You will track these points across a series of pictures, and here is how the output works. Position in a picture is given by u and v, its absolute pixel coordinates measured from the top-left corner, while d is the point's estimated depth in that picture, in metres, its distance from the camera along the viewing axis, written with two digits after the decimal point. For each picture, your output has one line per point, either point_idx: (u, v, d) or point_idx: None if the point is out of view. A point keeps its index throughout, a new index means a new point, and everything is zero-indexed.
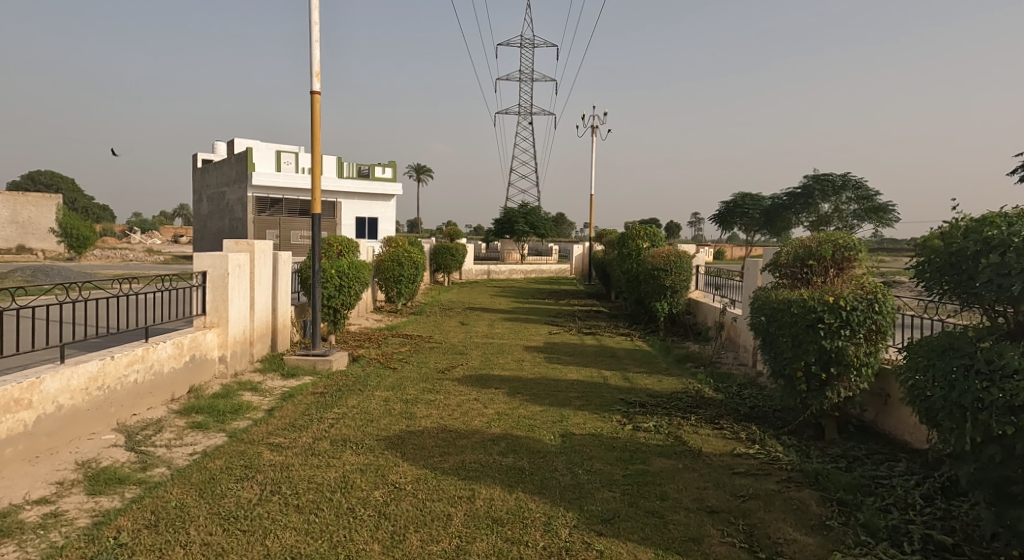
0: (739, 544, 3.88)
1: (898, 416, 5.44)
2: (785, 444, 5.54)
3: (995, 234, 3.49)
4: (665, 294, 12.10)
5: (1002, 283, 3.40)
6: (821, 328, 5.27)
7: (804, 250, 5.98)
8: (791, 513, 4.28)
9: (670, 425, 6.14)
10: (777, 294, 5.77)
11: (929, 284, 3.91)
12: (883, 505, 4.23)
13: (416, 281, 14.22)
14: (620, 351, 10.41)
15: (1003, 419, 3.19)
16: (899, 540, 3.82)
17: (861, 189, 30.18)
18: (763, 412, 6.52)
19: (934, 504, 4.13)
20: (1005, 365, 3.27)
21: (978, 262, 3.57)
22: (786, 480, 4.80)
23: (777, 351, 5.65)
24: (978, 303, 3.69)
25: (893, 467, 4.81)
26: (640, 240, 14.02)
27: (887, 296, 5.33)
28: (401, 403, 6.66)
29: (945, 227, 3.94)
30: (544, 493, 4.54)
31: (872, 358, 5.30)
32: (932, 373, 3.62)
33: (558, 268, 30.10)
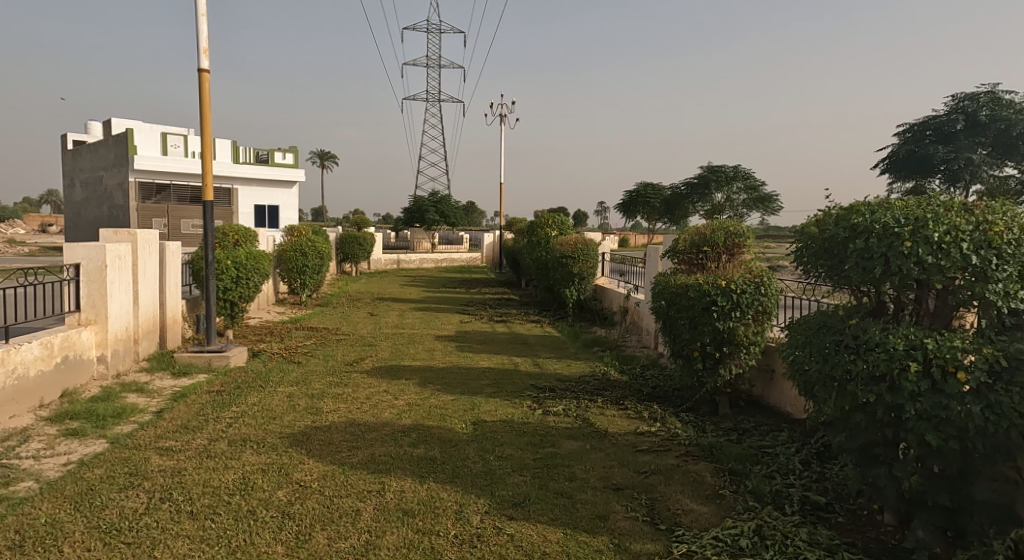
0: (642, 518, 4.02)
1: (782, 390, 5.82)
2: (683, 421, 5.80)
3: (861, 221, 3.77)
4: (573, 281, 12.35)
5: (866, 266, 3.69)
6: (714, 310, 5.55)
7: (699, 237, 6.25)
8: (689, 485, 4.48)
9: (579, 408, 6.28)
10: (675, 280, 5.99)
11: (806, 268, 4.18)
12: (768, 471, 4.52)
13: (320, 272, 13.77)
14: (530, 337, 10.53)
15: (867, 388, 3.48)
16: (781, 503, 4.10)
17: (751, 180, 31.99)
18: (663, 391, 6.80)
19: (811, 468, 4.48)
20: (868, 340, 3.55)
21: (847, 246, 3.84)
22: (684, 454, 5.02)
23: (675, 333, 5.90)
24: (847, 285, 3.98)
25: (777, 437, 5.15)
26: (548, 228, 14.21)
27: (772, 279, 5.67)
28: (306, 398, 6.44)
29: (820, 216, 4.21)
30: (455, 482, 4.52)
31: (759, 337, 5.63)
32: (809, 348, 3.89)
33: (469, 257, 30.07)
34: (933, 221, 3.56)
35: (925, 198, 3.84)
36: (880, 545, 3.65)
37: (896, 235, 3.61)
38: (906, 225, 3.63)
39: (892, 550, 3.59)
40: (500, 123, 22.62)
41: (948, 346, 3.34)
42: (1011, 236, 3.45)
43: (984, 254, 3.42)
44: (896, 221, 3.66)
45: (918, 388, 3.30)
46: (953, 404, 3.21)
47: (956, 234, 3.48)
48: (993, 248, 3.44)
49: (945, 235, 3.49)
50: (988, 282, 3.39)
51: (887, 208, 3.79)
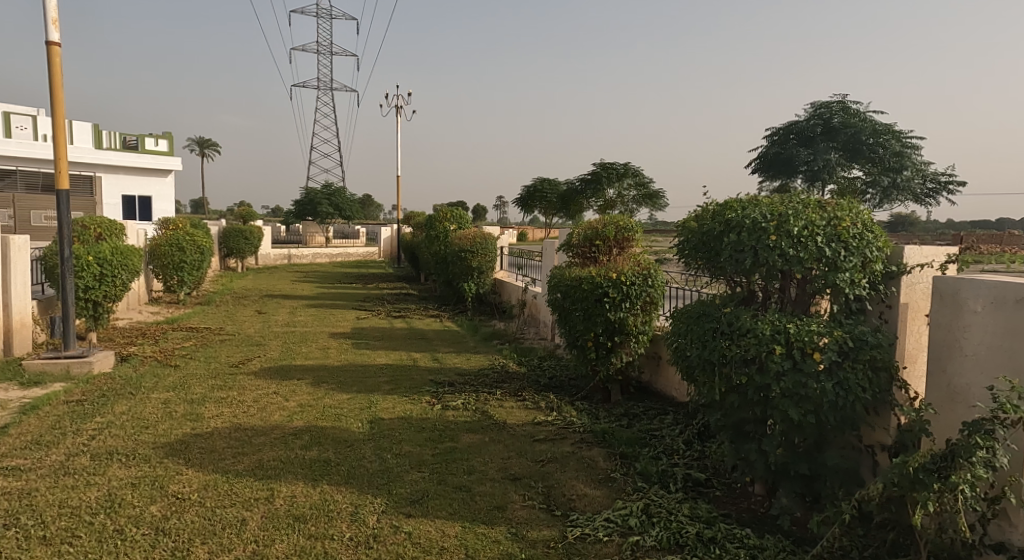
0: (539, 506, 4.08)
1: (668, 376, 6.10)
2: (578, 409, 5.95)
3: (734, 217, 4.00)
4: (472, 275, 12.33)
5: (738, 257, 3.93)
6: (606, 302, 5.72)
7: (592, 231, 6.42)
8: (583, 471, 4.59)
9: (477, 401, 6.28)
10: (570, 272, 6.11)
11: (688, 260, 4.40)
12: (655, 453, 4.74)
13: (200, 268, 12.96)
14: (429, 332, 10.43)
15: (740, 370, 3.72)
16: (666, 481, 4.30)
17: (640, 177, 33.12)
18: (560, 381, 6.95)
19: (693, 448, 4.75)
20: (741, 326, 3.79)
21: (722, 240, 4.07)
22: (579, 441, 5.15)
23: (569, 325, 6.03)
24: (723, 275, 4.23)
25: (664, 420, 5.41)
26: (447, 222, 14.12)
27: (658, 271, 5.92)
28: (184, 404, 6.04)
29: (699, 211, 4.44)
30: (351, 483, 4.39)
31: (647, 326, 5.87)
32: (690, 334, 4.11)
33: (366, 252, 29.39)
34: (794, 216, 3.83)
35: (790, 196, 4.14)
36: (751, 514, 3.94)
37: (764, 229, 3.86)
38: (771, 220, 3.88)
39: (761, 519, 3.88)
40: (395, 115, 22.21)
41: (806, 330, 3.62)
42: (857, 230, 3.76)
43: (835, 246, 3.70)
44: (764, 216, 3.91)
45: (782, 368, 3.56)
46: (810, 382, 3.50)
47: (811, 229, 3.76)
48: (841, 241, 3.73)
49: (803, 229, 3.76)
50: (839, 271, 3.70)
51: (757, 204, 4.05)
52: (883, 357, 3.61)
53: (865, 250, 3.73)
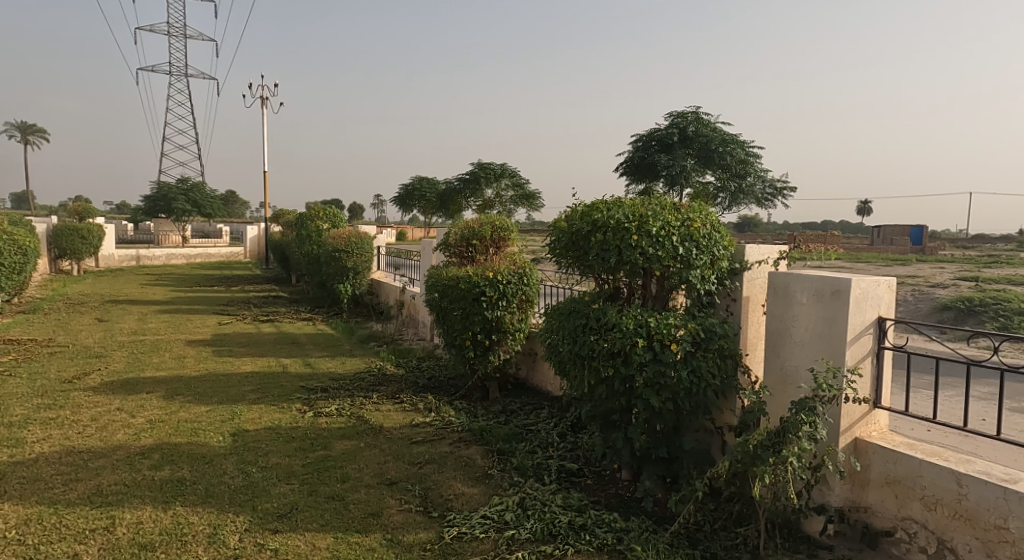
0: (415, 509, 4.06)
1: (543, 371, 6.28)
2: (457, 408, 5.97)
3: (600, 217, 4.20)
4: (347, 276, 11.97)
5: (604, 256, 4.13)
6: (483, 301, 5.78)
7: (469, 230, 6.45)
8: (460, 470, 4.62)
9: (352, 406, 6.13)
10: (447, 272, 6.10)
11: (560, 258, 4.56)
12: (531, 447, 4.87)
13: (22, 272, 11.59)
14: (300, 337, 10.02)
15: (607, 363, 3.93)
16: (540, 474, 4.44)
17: (517, 178, 33.29)
18: (439, 381, 6.94)
19: (567, 440, 4.95)
20: (607, 321, 4.00)
21: (590, 239, 4.26)
22: (457, 440, 5.17)
23: (447, 324, 6.03)
24: (591, 273, 4.42)
25: (540, 414, 5.57)
26: (319, 220, 13.63)
27: (533, 270, 6.06)
28: (3, 429, 5.39)
29: (568, 212, 4.60)
30: (208, 502, 4.14)
31: (523, 324, 6.00)
32: (562, 331, 4.28)
33: (230, 252, 27.71)
34: (653, 217, 4.08)
35: (649, 198, 4.40)
36: (618, 499, 4.16)
37: (627, 229, 4.08)
38: (633, 220, 4.11)
39: (627, 502, 4.11)
40: (261, 107, 21.04)
41: (666, 323, 3.88)
42: (706, 230, 4.07)
43: (688, 244, 3.99)
44: (627, 216, 4.14)
45: (644, 359, 3.80)
46: (669, 371, 3.77)
47: (667, 229, 4.02)
48: (693, 240, 4.02)
49: (660, 229, 4.02)
50: (692, 268, 3.99)
51: (621, 205, 4.27)
52: (729, 345, 3.96)
53: (712, 248, 4.05)
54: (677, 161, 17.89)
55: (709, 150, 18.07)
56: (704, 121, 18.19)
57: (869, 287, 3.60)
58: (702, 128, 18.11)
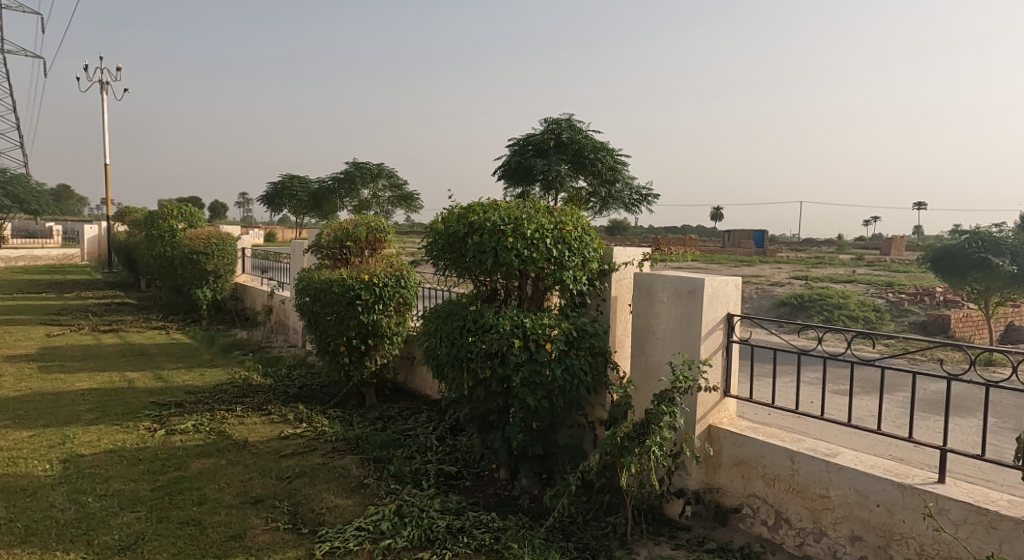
0: (282, 527, 3.86)
1: (421, 375, 6.23)
2: (331, 417, 5.76)
3: (477, 219, 4.22)
4: (207, 280, 11.19)
5: (481, 258, 4.14)
6: (359, 304, 5.61)
7: (342, 231, 6.24)
8: (334, 481, 4.45)
9: (212, 421, 5.73)
10: (318, 275, 5.85)
11: (437, 261, 4.54)
12: (409, 452, 4.80)
13: None
14: (151, 347, 9.23)
15: (484, 364, 3.95)
16: (419, 479, 4.38)
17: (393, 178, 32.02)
18: (311, 390, 6.67)
19: (446, 443, 4.93)
20: (485, 323, 4.02)
21: (466, 241, 4.27)
22: (330, 451, 4.98)
23: (319, 329, 5.79)
24: (469, 274, 4.43)
25: (418, 418, 5.50)
26: (173, 220, 12.63)
27: (411, 272, 5.97)
28: None
29: (445, 213, 4.58)
30: (33, 541, 3.69)
31: (401, 327, 5.89)
32: (439, 334, 4.25)
33: (66, 255, 24.97)
34: (528, 220, 4.15)
35: (524, 201, 4.47)
36: (497, 498, 4.20)
37: (503, 231, 4.12)
38: (509, 223, 4.16)
39: (505, 501, 4.16)
40: (104, 95, 19.15)
41: (541, 323, 3.96)
42: (577, 233, 4.21)
43: (561, 247, 4.10)
44: (503, 219, 4.18)
45: (520, 359, 3.85)
46: (544, 369, 3.86)
47: (542, 231, 4.10)
48: (565, 242, 4.14)
49: (535, 232, 4.09)
50: (565, 269, 4.10)
51: (497, 208, 4.31)
52: (599, 343, 4.11)
53: (584, 250, 4.19)
54: (552, 166, 18.33)
55: (581, 156, 18.73)
56: (577, 128, 18.85)
57: (720, 285, 3.89)
58: (575, 134, 18.73)
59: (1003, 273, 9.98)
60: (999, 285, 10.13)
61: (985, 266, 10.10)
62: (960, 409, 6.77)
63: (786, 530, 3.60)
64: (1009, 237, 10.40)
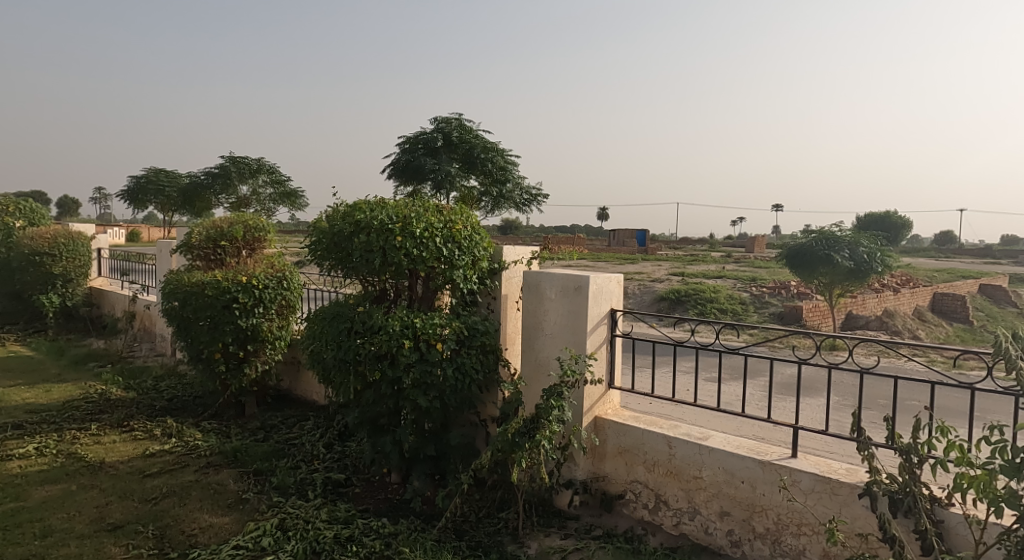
0: (146, 554, 3.54)
1: (307, 380, 5.98)
2: (205, 430, 5.38)
3: (363, 218, 4.08)
4: (54, 285, 10.11)
5: (368, 258, 4.01)
6: (236, 308, 5.26)
7: (216, 230, 5.83)
8: (207, 499, 4.15)
9: (61, 442, 5.18)
10: (188, 277, 5.42)
11: (321, 261, 4.36)
12: (293, 462, 4.58)
13: None
14: None
15: (374, 367, 3.83)
16: (304, 490, 4.19)
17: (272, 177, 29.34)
18: (181, 402, 6.20)
19: (334, 450, 4.75)
20: (373, 324, 3.89)
21: (352, 240, 4.12)
22: (204, 467, 4.65)
23: (191, 336, 5.39)
24: (356, 275, 4.29)
25: (304, 426, 5.27)
26: (11, 218, 11.28)
27: (294, 273, 5.69)
28: None
29: (330, 211, 4.40)
30: None
31: (284, 331, 5.60)
32: (325, 337, 4.08)
33: None
34: (416, 219, 4.06)
35: (413, 200, 4.39)
36: (388, 503, 4.09)
37: (391, 230, 4.01)
38: (397, 222, 4.05)
39: (396, 505, 4.07)
40: None
41: (431, 323, 3.89)
42: (467, 232, 4.17)
43: (450, 246, 4.04)
44: (390, 217, 4.07)
45: (411, 360, 3.77)
46: (435, 369, 3.81)
47: (431, 230, 4.03)
48: (455, 241, 4.09)
49: (424, 231, 4.01)
50: (455, 268, 4.06)
51: (384, 206, 4.19)
52: (490, 341, 4.10)
53: (474, 249, 4.17)
54: (443, 165, 18.21)
55: (472, 156, 18.76)
56: (467, 128, 18.86)
57: (604, 282, 4.00)
58: (465, 134, 18.73)
59: (843, 267, 11.09)
60: (840, 278, 11.29)
61: (828, 261, 11.16)
62: (809, 390, 7.44)
63: (665, 511, 3.77)
64: (847, 234, 11.55)
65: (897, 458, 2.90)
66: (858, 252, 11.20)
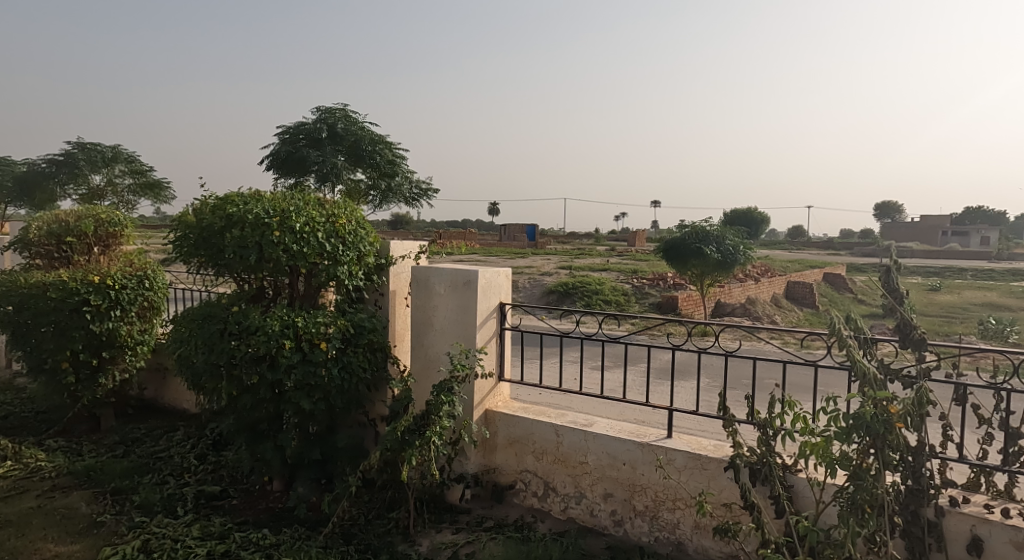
0: None
1: (174, 388, 5.55)
2: (52, 449, 4.83)
3: (235, 211, 3.81)
4: None
5: (243, 255, 3.76)
6: (87, 312, 4.73)
7: (60, 225, 5.23)
8: (55, 526, 3.72)
9: None
10: (25, 278, 4.86)
11: (188, 258, 4.03)
12: (159, 478, 4.22)
13: None
14: None
15: (250, 370, 3.60)
16: (172, 507, 3.87)
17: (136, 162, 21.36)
18: (22, 420, 5.53)
19: (207, 461, 4.44)
20: (249, 325, 3.64)
21: (224, 236, 3.84)
22: (50, 490, 4.17)
23: (32, 344, 4.83)
24: (229, 273, 4.01)
25: (171, 437, 4.88)
26: None
27: (156, 272, 5.23)
28: None
29: (197, 204, 4.07)
30: None
31: (146, 335, 5.15)
32: (194, 340, 3.79)
33: None
34: (296, 213, 3.84)
35: (292, 193, 4.16)
36: (269, 513, 3.87)
37: (267, 225, 3.76)
38: (274, 215, 3.82)
39: (278, 514, 3.86)
40: None
41: (314, 321, 3.71)
42: (352, 226, 4.01)
43: (334, 241, 3.86)
44: (266, 211, 3.82)
45: (292, 361, 3.57)
46: (319, 370, 3.64)
47: (312, 225, 3.83)
48: (338, 236, 3.91)
49: (304, 225, 3.80)
50: (339, 264, 3.89)
51: (258, 199, 3.94)
52: (378, 339, 3.98)
53: (359, 244, 4.00)
54: (326, 157, 17.54)
55: (358, 148, 18.18)
56: (351, 119, 18.28)
57: (492, 276, 3.99)
58: (350, 125, 18.15)
59: (713, 260, 11.82)
60: (710, 270, 12.04)
61: (700, 253, 11.86)
62: (682, 373, 7.88)
63: (553, 498, 3.83)
64: (716, 228, 12.32)
65: (756, 431, 3.11)
66: (725, 245, 12.00)
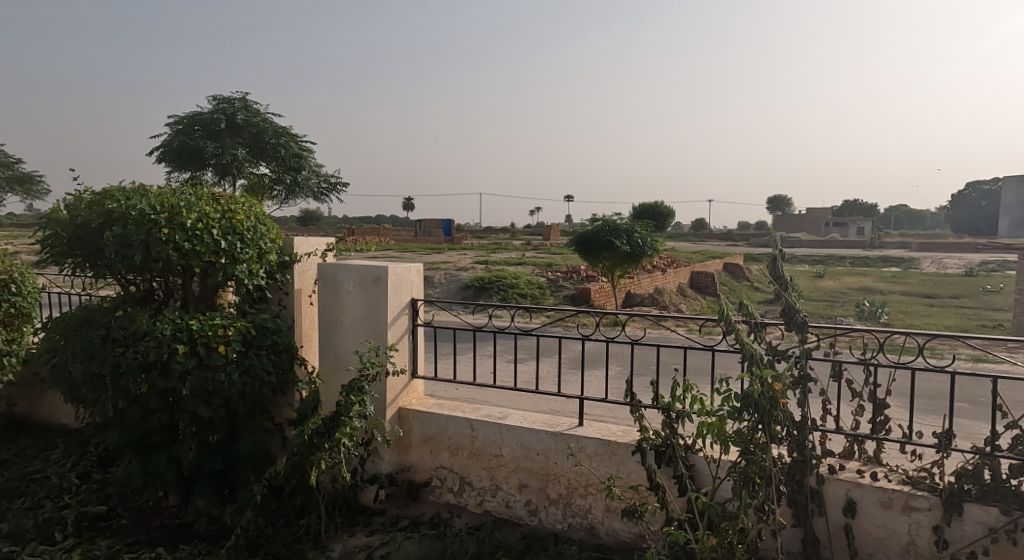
0: None
1: (51, 401, 5.15)
2: None
3: (116, 208, 3.55)
4: None
5: (126, 254, 3.52)
6: None
7: None
8: None
9: None
10: None
11: (61, 259, 3.72)
12: (35, 501, 3.89)
13: None
14: None
15: (138, 379, 3.38)
16: (50, 532, 3.57)
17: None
18: None
19: (90, 479, 4.14)
20: (136, 330, 3.41)
21: (103, 235, 3.57)
22: None
23: None
24: (111, 274, 3.74)
25: (48, 456, 4.50)
26: None
27: (25, 275, 4.79)
28: None
29: (70, 200, 3.76)
30: None
31: (15, 345, 4.71)
32: (72, 347, 3.53)
33: None
34: (187, 208, 3.61)
35: (183, 188, 3.91)
36: (164, 530, 3.66)
37: (153, 221, 3.52)
38: (162, 212, 3.57)
39: (174, 530, 3.66)
40: None
41: (209, 324, 3.51)
42: (250, 223, 3.80)
43: (231, 238, 3.66)
44: (152, 207, 3.57)
45: (187, 367, 3.36)
46: (218, 375, 3.44)
47: (206, 221, 3.61)
48: (236, 233, 3.70)
49: (197, 222, 3.57)
50: (237, 263, 3.69)
51: (142, 195, 3.68)
52: (283, 340, 3.82)
53: (259, 241, 3.82)
54: (226, 149, 16.73)
55: (261, 140, 17.36)
56: (253, 110, 17.44)
57: (403, 272, 3.93)
58: (251, 116, 17.28)
59: (623, 252, 12.15)
60: (620, 262, 12.39)
61: (610, 246, 12.17)
62: (593, 363, 8.06)
63: (468, 492, 3.83)
64: (625, 221, 12.66)
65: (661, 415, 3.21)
66: (634, 238, 12.36)
